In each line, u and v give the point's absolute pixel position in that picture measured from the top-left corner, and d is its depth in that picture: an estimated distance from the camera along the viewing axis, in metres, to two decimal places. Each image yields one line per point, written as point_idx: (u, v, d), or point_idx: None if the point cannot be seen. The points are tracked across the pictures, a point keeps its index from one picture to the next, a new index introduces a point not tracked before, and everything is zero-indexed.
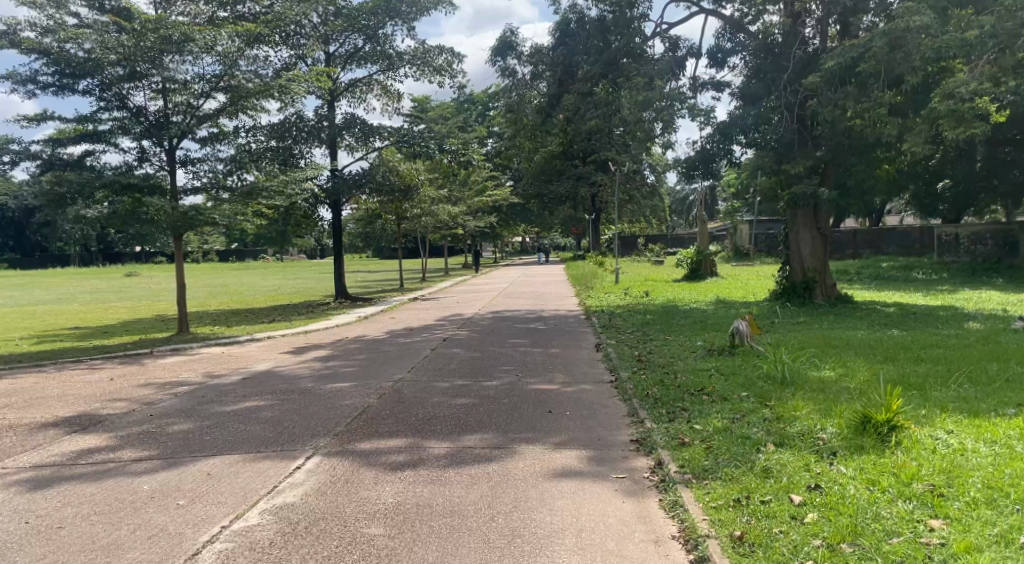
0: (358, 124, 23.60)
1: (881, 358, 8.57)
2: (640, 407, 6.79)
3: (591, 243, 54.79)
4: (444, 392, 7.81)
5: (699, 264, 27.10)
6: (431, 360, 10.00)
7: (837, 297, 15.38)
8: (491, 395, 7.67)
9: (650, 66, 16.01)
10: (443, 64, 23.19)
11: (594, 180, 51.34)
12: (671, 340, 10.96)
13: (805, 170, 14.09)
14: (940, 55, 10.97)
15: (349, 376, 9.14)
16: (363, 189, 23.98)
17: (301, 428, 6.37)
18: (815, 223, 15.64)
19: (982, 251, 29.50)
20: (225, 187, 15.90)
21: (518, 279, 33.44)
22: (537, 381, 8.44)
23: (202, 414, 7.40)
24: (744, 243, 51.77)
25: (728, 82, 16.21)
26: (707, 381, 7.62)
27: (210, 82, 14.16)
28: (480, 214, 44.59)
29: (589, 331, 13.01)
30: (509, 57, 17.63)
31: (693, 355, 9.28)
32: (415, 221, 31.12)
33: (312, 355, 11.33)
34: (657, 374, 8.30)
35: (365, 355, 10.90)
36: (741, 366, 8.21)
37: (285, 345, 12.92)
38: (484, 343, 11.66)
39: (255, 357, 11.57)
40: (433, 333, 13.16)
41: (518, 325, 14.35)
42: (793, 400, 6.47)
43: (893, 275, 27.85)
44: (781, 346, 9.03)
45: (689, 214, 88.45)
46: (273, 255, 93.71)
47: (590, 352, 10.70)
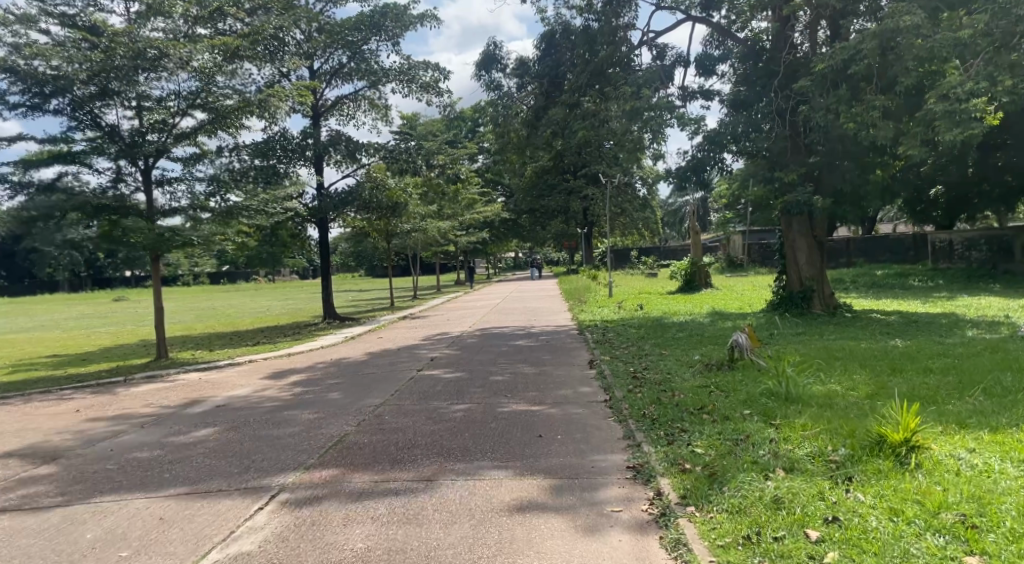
0: (344, 141, 23.34)
1: (886, 370, 8.19)
2: (635, 428, 6.35)
3: (583, 257, 54.54)
4: (428, 417, 7.34)
5: (692, 275, 26.79)
6: (416, 382, 9.54)
7: (835, 306, 15.02)
8: (478, 418, 7.22)
9: (637, 75, 15.71)
10: (430, 81, 22.91)
11: (585, 194, 51.20)
12: (667, 355, 10.54)
13: (798, 177, 13.78)
14: (934, 55, 10.73)
15: (329, 401, 8.67)
16: (351, 208, 23.58)
17: (270, 461, 5.89)
18: (811, 231, 15.31)
19: (977, 257, 29.27)
20: (206, 208, 15.50)
21: (511, 295, 33.07)
22: (527, 402, 7.99)
23: (166, 445, 6.89)
24: (738, 254, 51.56)
25: (718, 91, 15.93)
26: (706, 399, 7.18)
27: (187, 98, 13.84)
28: (472, 230, 44.32)
29: (581, 348, 12.56)
30: (494, 70, 17.32)
31: (691, 371, 8.85)
32: (405, 238, 30.73)
33: (293, 380, 10.85)
34: (653, 392, 7.86)
35: (348, 379, 10.42)
36: (742, 382, 7.80)
37: (267, 369, 12.42)
38: (473, 362, 11.20)
39: (233, 383, 11.07)
40: (420, 353, 12.70)
41: (509, 342, 13.90)
42: (800, 419, 6.04)
43: (889, 282, 27.61)
44: (783, 359, 8.63)
45: (681, 227, 88.54)
46: (265, 276, 93.17)
47: (582, 369, 10.28)
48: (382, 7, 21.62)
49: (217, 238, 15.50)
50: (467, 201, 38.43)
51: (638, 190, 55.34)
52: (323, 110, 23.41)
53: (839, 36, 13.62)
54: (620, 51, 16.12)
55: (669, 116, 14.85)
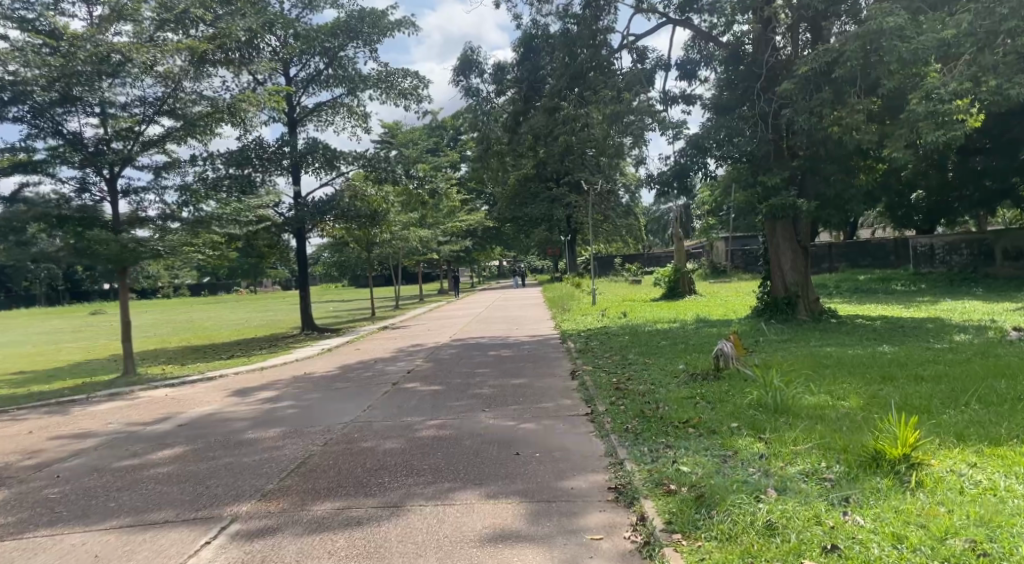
0: (321, 148, 22.68)
1: (876, 378, 7.93)
2: (618, 444, 5.99)
3: (567, 265, 54.34)
4: (400, 435, 6.93)
5: (676, 282, 26.60)
6: (390, 397, 9.11)
7: (821, 312, 14.82)
8: (452, 436, 6.82)
9: (618, 79, 15.53)
10: (408, 87, 22.55)
11: (568, 201, 51.03)
12: (652, 365, 10.21)
13: (782, 181, 13.58)
14: (918, 55, 10.57)
15: (298, 419, 8.22)
16: (329, 216, 23.11)
17: (226, 486, 5.45)
18: (795, 236, 15.11)
19: (958, 261, 29.40)
20: (176, 218, 15.04)
21: (495, 304, 32.67)
22: (504, 417, 7.60)
23: (116, 469, 6.40)
24: (722, 260, 51.58)
25: (699, 95, 15.74)
26: (692, 411, 6.86)
27: (152, 105, 13.39)
28: (455, 239, 43.91)
29: (564, 357, 12.19)
30: (472, 75, 17.01)
31: (676, 381, 8.52)
32: (386, 247, 30.24)
33: (263, 395, 10.38)
34: (637, 405, 7.50)
35: (320, 394, 9.96)
36: (728, 392, 7.49)
37: (238, 385, 11.92)
38: (452, 375, 10.79)
39: (199, 400, 10.57)
40: (396, 366, 12.26)
41: (489, 353, 13.50)
42: (790, 433, 5.73)
43: (873, 287, 27.58)
44: (771, 368, 8.33)
45: (664, 234, 88.87)
46: (246, 288, 91.96)
47: (564, 381, 9.91)
48: (359, 12, 21.27)
49: (188, 249, 15.04)
50: (449, 210, 38.08)
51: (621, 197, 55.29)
52: (299, 118, 22.95)
53: (820, 37, 13.42)
54: (600, 54, 15.89)
55: (651, 120, 14.62)
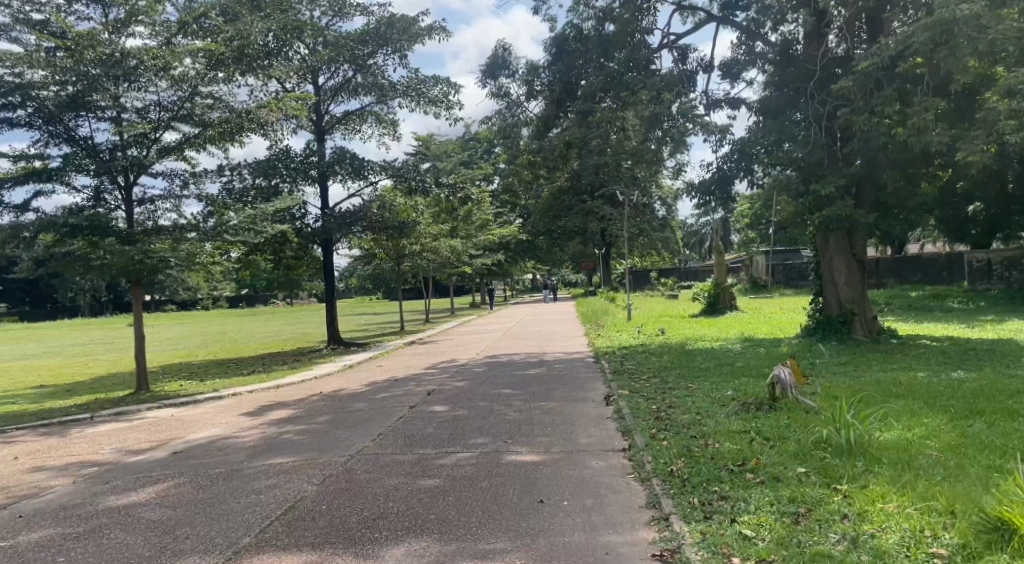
0: (349, 157, 22.19)
1: (961, 408, 6.79)
2: (661, 493, 5.04)
3: (601, 278, 53.37)
4: (407, 473, 6.07)
5: (717, 297, 25.39)
6: (404, 424, 8.26)
7: (880, 331, 13.56)
8: (468, 474, 5.93)
9: (657, 79, 14.38)
10: (439, 95, 21.94)
11: (602, 214, 50.02)
12: (695, 390, 9.17)
13: (837, 189, 12.45)
14: (998, 48, 9.36)
15: (300, 449, 7.43)
16: (355, 228, 22.63)
17: (196, 538, 4.65)
18: (850, 249, 13.90)
19: (1019, 277, 27.53)
20: (194, 228, 14.75)
21: (526, 318, 31.81)
22: (528, 451, 6.68)
23: (84, 509, 5.67)
24: (762, 275, 49.84)
25: (744, 98, 14.79)
26: (749, 451, 5.87)
27: (168, 109, 13.70)
28: (487, 252, 43.22)
29: (596, 380, 11.21)
30: (501, 76, 16.30)
31: (724, 411, 7.51)
32: (415, 260, 29.61)
33: (272, 416, 9.68)
34: (680, 440, 6.52)
35: (330, 418, 9.17)
36: (788, 428, 6.46)
37: (249, 404, 11.28)
38: (473, 398, 9.92)
39: (205, 422, 9.90)
40: (417, 386, 11.42)
41: (517, 372, 12.59)
42: (874, 483, 4.69)
43: (926, 304, 25.92)
44: (836, 400, 7.23)
45: (701, 247, 87.00)
46: (283, 299, 92.89)
47: (596, 407, 8.95)
48: (388, 18, 20.78)
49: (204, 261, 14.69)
50: (480, 222, 37.44)
51: (657, 209, 54.11)
52: (327, 126, 22.57)
53: (876, 34, 12.68)
54: (639, 54, 15.04)
55: (691, 124, 13.68)
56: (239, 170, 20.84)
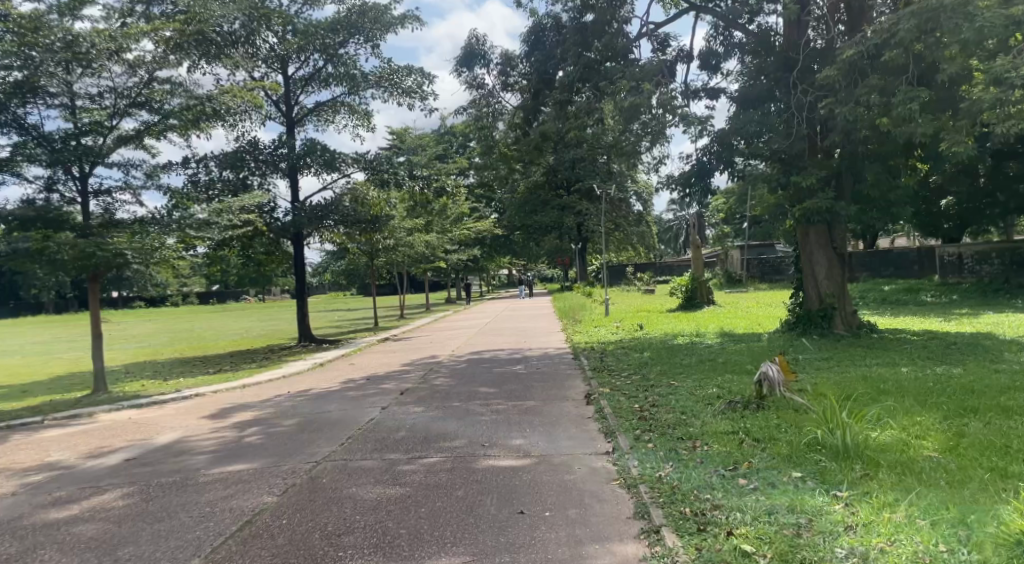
0: (321, 148, 21.30)
1: (954, 406, 6.58)
2: (650, 502, 4.71)
3: (578, 273, 53.21)
4: (376, 481, 5.64)
5: (694, 291, 25.28)
6: (376, 426, 7.83)
7: (860, 326, 13.46)
8: (443, 481, 5.54)
9: (636, 68, 14.05)
10: (413, 86, 21.39)
11: (578, 209, 49.80)
12: (678, 388, 8.88)
13: (818, 182, 12.28)
14: (984, 36, 9.19)
15: (264, 453, 6.97)
16: (327, 221, 21.98)
17: (140, 560, 4.20)
18: (830, 243, 13.76)
19: (989, 271, 27.86)
20: (155, 221, 14.20)
21: (503, 314, 31.41)
22: (507, 454, 6.31)
23: (21, 525, 5.17)
24: (737, 269, 50.06)
25: (724, 89, 14.55)
26: (741, 454, 5.56)
27: (124, 96, 13.37)
28: (462, 247, 42.69)
29: (575, 377, 10.86)
30: (476, 67, 15.86)
31: (710, 411, 7.22)
32: (390, 255, 28.99)
33: (236, 417, 9.16)
34: (667, 442, 6.21)
35: (298, 420, 8.70)
36: (778, 428, 6.19)
37: (213, 405, 10.73)
38: (448, 397, 9.49)
39: (164, 424, 9.36)
40: (391, 384, 10.99)
41: (494, 369, 12.19)
42: (876, 489, 4.40)
43: (901, 298, 26.11)
44: (825, 398, 6.98)
45: (677, 242, 87.38)
46: (255, 296, 91.20)
47: (577, 405, 8.61)
48: (360, 6, 20.17)
49: (166, 256, 14.09)
50: (456, 216, 36.92)
51: (633, 204, 54.10)
52: (298, 118, 21.91)
53: (856, 26, 12.52)
54: (617, 43, 14.61)
55: (671, 115, 13.40)
56: (205, 162, 20.28)
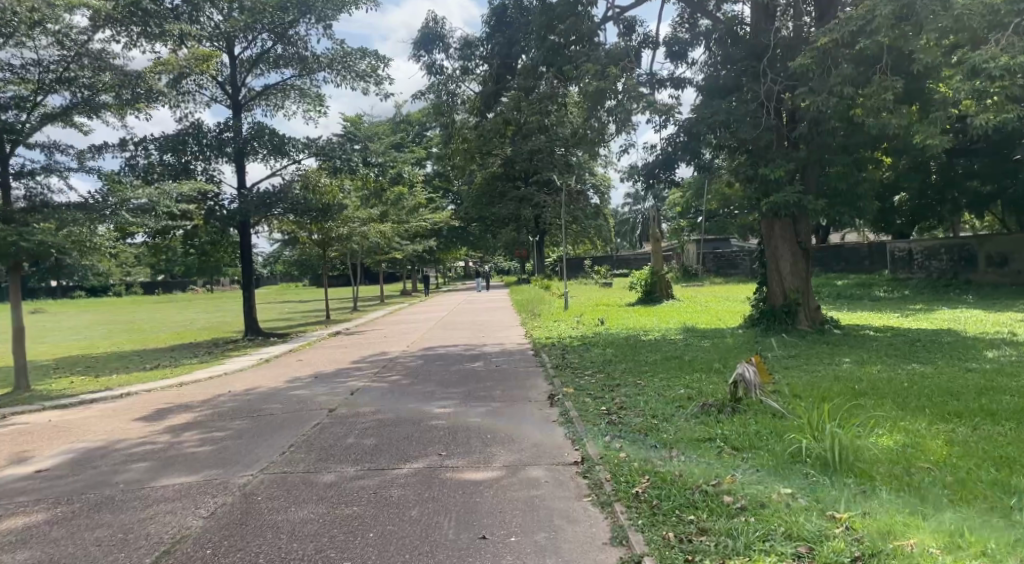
0: (270, 132, 20.23)
1: (936, 411, 6.32)
2: (628, 525, 4.19)
3: (536, 266, 52.82)
4: (320, 498, 4.96)
5: (653, 286, 25.10)
6: (324, 432, 7.14)
7: (823, 322, 13.34)
8: (396, 498, 4.92)
9: (602, 52, 13.53)
10: (367, 69, 20.46)
11: (537, 201, 49.33)
12: (647, 389, 8.44)
13: (786, 175, 12.02)
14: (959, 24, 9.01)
15: (195, 463, 6.21)
16: (276, 209, 20.87)
17: None
18: (795, 238, 13.58)
19: (937, 267, 28.52)
20: (84, 206, 13.14)
21: (460, 307, 30.71)
22: (468, 464, 5.73)
23: None
24: (693, 263, 50.46)
25: (689, 79, 14.20)
26: (722, 467, 5.10)
27: (50, 70, 12.21)
28: (419, 238, 41.72)
29: (537, 376, 10.31)
30: (435, 50, 15.12)
31: (683, 415, 6.78)
32: (342, 246, 27.91)
33: (167, 420, 8.29)
34: (641, 451, 5.73)
35: (236, 423, 7.93)
36: (758, 435, 5.79)
37: (145, 406, 9.82)
38: (403, 398, 8.84)
39: (86, 427, 8.44)
40: (341, 384, 10.26)
41: (451, 367, 11.57)
42: (878, 510, 3.98)
43: (855, 293, 26.48)
44: (803, 403, 6.62)
45: (633, 235, 87.92)
46: (202, 287, 87.87)
47: (541, 407, 8.09)
48: None
49: (98, 245, 12.99)
50: (412, 207, 35.96)
51: (591, 197, 53.98)
52: (244, 101, 20.75)
53: (824, 16, 12.31)
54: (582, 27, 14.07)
55: (638, 102, 12.95)
56: (144, 145, 18.97)
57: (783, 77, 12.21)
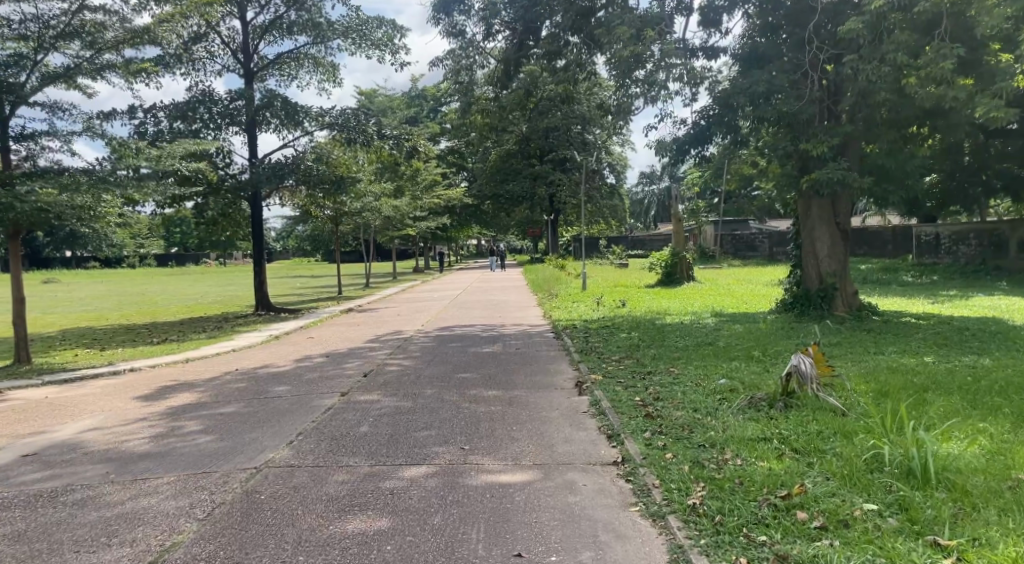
0: (282, 100, 19.54)
1: (1016, 412, 5.67)
2: (688, 544, 3.59)
3: (550, 245, 52.10)
4: (331, 501, 4.40)
5: (674, 267, 24.37)
6: (335, 419, 6.59)
7: (860, 308, 12.61)
8: (415, 503, 4.33)
9: (635, 16, 12.67)
10: (383, 37, 19.71)
11: (552, 179, 48.41)
12: (683, 378, 7.81)
13: (829, 150, 11.24)
14: None
15: (197, 451, 5.68)
16: (287, 181, 20.14)
17: None
18: (833, 218, 12.81)
19: (967, 252, 27.62)
20: (86, 171, 12.59)
21: (473, 286, 30.09)
22: (495, 462, 5.15)
23: None
24: (710, 245, 49.50)
25: (724, 48, 13.37)
26: (787, 474, 4.46)
27: (50, 26, 11.60)
28: (433, 215, 41.00)
29: (560, 360, 9.72)
30: (455, 13, 14.32)
31: (730, 410, 6.14)
32: (355, 221, 27.29)
33: (168, 400, 7.77)
34: (689, 452, 5.10)
35: (242, 405, 7.39)
36: (821, 436, 5.16)
37: (147, 383, 9.30)
38: (419, 382, 8.27)
39: (85, 405, 7.93)
40: (354, 365, 9.70)
41: (469, 349, 10.99)
42: (994, 538, 3.34)
43: (882, 278, 25.63)
44: (865, 400, 5.97)
45: (647, 216, 86.85)
46: (215, 260, 87.81)
47: (568, 395, 7.52)
48: None
49: (101, 213, 12.46)
50: (426, 182, 35.22)
51: (607, 176, 52.97)
52: (256, 69, 20.07)
53: None
54: None
55: (671, 71, 12.14)
56: (153, 112, 18.37)
57: (829, 45, 11.38)
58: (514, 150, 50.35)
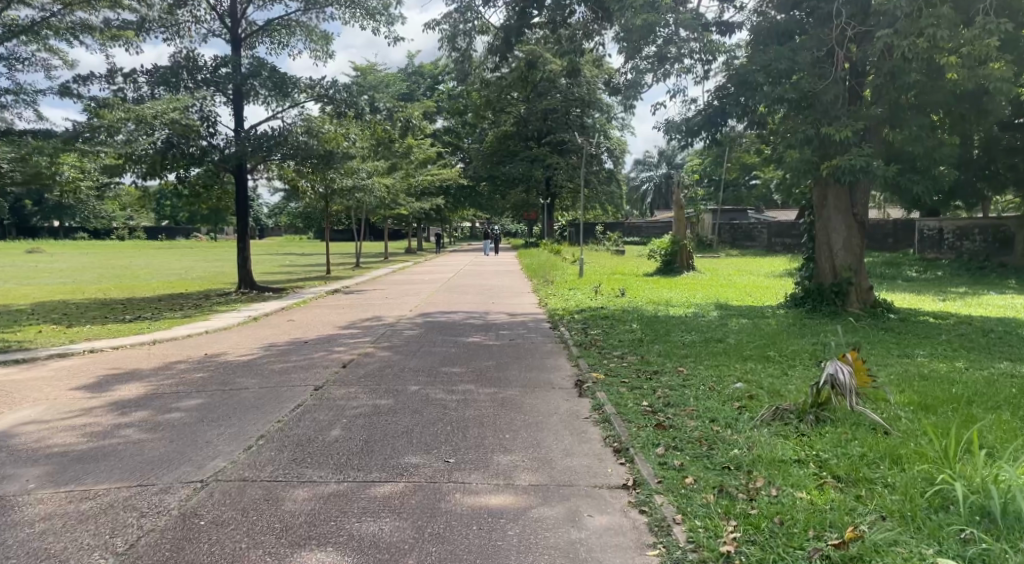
0: (271, 68, 18.45)
1: None
2: None
3: (545, 229, 51.22)
4: (284, 529, 3.64)
5: (674, 256, 23.60)
6: (303, 418, 5.81)
7: (875, 304, 11.88)
8: (382, 537, 3.56)
9: None
10: (377, 6, 18.54)
11: (549, 162, 47.37)
12: (695, 380, 7.05)
13: (852, 135, 10.46)
14: None
15: (139, 456, 4.88)
16: (274, 155, 19.04)
17: None
18: (851, 208, 12.04)
19: (970, 248, 27.01)
20: (52, 133, 11.66)
21: (466, 269, 29.24)
22: (484, 481, 4.39)
23: None
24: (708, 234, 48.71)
25: (739, 23, 12.52)
26: (838, 513, 3.68)
27: None
28: (427, 197, 39.92)
29: (556, 354, 9.00)
30: None
31: (753, 423, 5.39)
32: (344, 199, 26.27)
33: (122, 389, 6.98)
34: (712, 476, 4.34)
35: (204, 398, 6.62)
36: (867, 461, 4.41)
37: (104, 367, 8.46)
38: (402, 377, 7.49)
39: (29, 391, 7.11)
40: (333, 354, 8.89)
41: (460, 339, 10.22)
42: None
43: (885, 273, 24.96)
44: (909, 415, 5.24)
45: (643, 204, 85.98)
46: (205, 234, 86.42)
47: (566, 397, 6.77)
48: None
49: (65, 179, 11.56)
50: (419, 161, 34.14)
51: (605, 161, 51.97)
52: (245, 35, 19.00)
53: None
54: None
55: (684, 44, 11.29)
56: (133, 77, 17.36)
57: (857, 20, 10.51)
58: (511, 131, 49.33)
